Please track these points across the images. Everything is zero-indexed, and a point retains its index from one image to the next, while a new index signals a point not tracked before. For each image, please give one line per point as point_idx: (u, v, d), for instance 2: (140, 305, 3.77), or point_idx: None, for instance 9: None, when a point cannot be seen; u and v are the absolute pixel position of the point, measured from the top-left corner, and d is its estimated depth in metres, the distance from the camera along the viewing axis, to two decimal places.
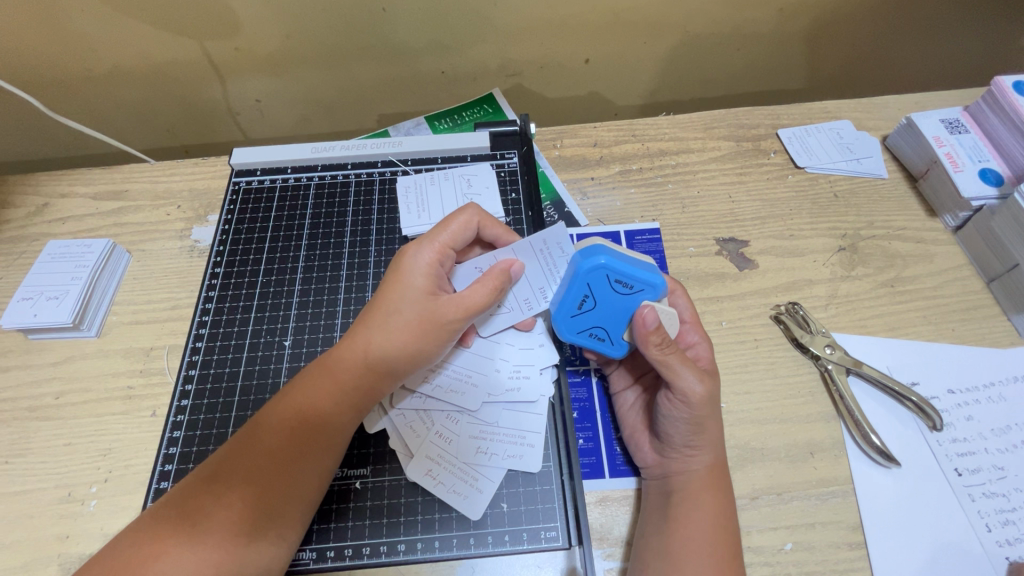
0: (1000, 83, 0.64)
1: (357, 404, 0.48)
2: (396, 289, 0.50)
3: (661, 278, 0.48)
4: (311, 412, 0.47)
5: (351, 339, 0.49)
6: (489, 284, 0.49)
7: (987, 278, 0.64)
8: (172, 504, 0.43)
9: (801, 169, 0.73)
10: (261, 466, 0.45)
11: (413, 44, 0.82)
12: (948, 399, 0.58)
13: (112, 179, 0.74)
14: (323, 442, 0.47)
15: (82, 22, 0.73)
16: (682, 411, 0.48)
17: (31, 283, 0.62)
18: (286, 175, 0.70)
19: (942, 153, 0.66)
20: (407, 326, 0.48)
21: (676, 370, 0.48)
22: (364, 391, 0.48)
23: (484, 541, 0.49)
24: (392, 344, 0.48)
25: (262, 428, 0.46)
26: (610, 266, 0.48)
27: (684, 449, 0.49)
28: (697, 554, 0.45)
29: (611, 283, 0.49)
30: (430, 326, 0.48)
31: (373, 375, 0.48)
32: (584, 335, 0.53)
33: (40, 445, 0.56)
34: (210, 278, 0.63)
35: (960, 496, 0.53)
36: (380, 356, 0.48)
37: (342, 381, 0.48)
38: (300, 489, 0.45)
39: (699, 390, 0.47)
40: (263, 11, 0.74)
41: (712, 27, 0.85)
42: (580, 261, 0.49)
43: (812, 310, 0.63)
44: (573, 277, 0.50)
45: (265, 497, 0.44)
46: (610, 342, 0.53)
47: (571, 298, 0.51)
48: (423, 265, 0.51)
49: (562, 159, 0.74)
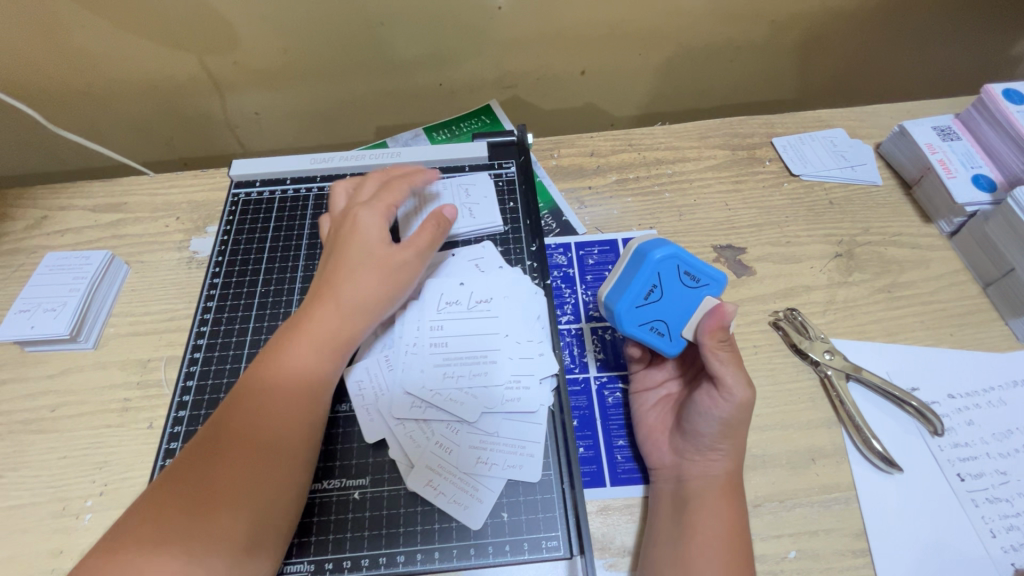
0: (990, 91, 0.65)
1: (332, 356, 0.51)
2: (353, 249, 0.55)
3: (724, 274, 0.51)
4: (287, 374, 0.48)
5: (320, 299, 0.52)
6: (424, 230, 0.58)
7: (983, 283, 0.65)
8: (147, 509, 0.42)
9: (796, 176, 0.74)
10: (244, 435, 0.45)
11: (411, 56, 0.83)
12: (949, 403, 0.58)
13: (111, 191, 0.75)
14: (303, 399, 0.48)
15: (83, 37, 0.74)
16: (722, 409, 0.48)
17: (29, 295, 0.62)
18: (285, 186, 0.70)
19: (935, 160, 0.67)
20: (372, 271, 0.54)
21: (726, 367, 0.49)
22: (337, 341, 0.51)
23: (485, 552, 0.48)
24: (359, 291, 0.53)
25: (235, 403, 0.47)
26: (681, 256, 0.49)
27: (708, 450, 0.49)
28: (707, 556, 0.45)
29: (681, 274, 0.50)
30: (390, 271, 0.54)
31: (345, 322, 0.52)
32: (645, 327, 0.52)
33: (35, 458, 0.56)
34: (208, 289, 0.63)
35: (964, 501, 0.52)
36: (351, 303, 0.52)
37: (314, 333, 0.51)
38: (290, 450, 0.46)
39: (744, 393, 0.48)
40: (263, 25, 0.75)
41: (705, 39, 0.86)
42: (654, 248, 0.49)
43: (810, 316, 0.64)
44: (644, 265, 0.50)
45: (255, 465, 0.44)
46: (668, 336, 0.52)
47: (639, 287, 0.50)
48: (370, 226, 0.57)
49: (560, 168, 0.75)
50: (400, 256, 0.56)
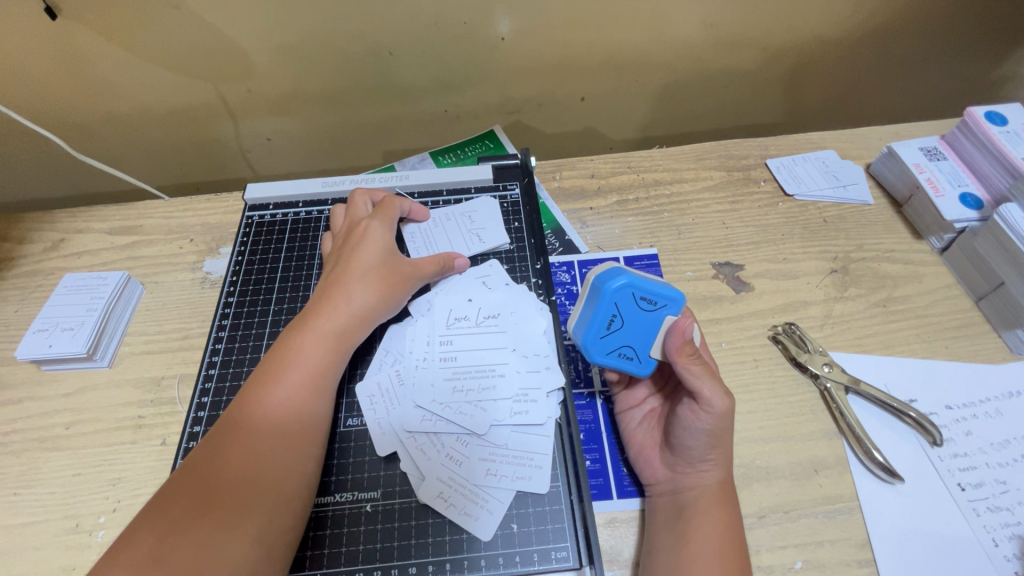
0: (972, 114, 0.68)
1: (337, 355, 0.53)
2: (355, 255, 0.59)
3: (679, 291, 0.51)
4: (295, 373, 0.50)
5: (326, 301, 0.55)
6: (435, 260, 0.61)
7: (976, 297, 0.67)
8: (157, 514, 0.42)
9: (791, 196, 0.76)
10: (257, 433, 0.47)
11: (418, 84, 0.86)
12: (947, 414, 0.59)
13: (127, 215, 0.77)
14: (311, 397, 0.50)
15: (106, 67, 0.77)
16: (705, 421, 0.49)
17: (48, 314, 0.63)
18: (298, 208, 0.72)
19: (923, 179, 0.70)
20: (375, 277, 0.57)
21: (702, 382, 0.49)
22: (343, 340, 0.54)
23: (495, 563, 0.49)
24: (364, 295, 0.56)
25: (243, 403, 0.48)
26: (633, 284, 0.50)
27: (698, 461, 0.50)
28: (705, 567, 0.46)
29: (637, 301, 0.51)
30: (391, 278, 0.58)
31: (349, 323, 0.55)
32: (614, 355, 0.53)
33: (50, 475, 0.56)
34: (223, 307, 0.65)
35: (965, 510, 0.53)
36: (355, 306, 0.55)
37: (320, 331, 0.53)
38: (300, 450, 0.48)
39: (723, 402, 0.49)
40: (277, 56, 0.78)
41: (699, 67, 0.90)
42: (605, 280, 0.50)
43: (808, 330, 0.65)
44: (600, 298, 0.51)
45: (268, 462, 0.46)
46: (638, 360, 0.54)
47: (600, 320, 0.52)
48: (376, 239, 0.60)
49: (562, 189, 0.78)
50: (400, 265, 0.60)
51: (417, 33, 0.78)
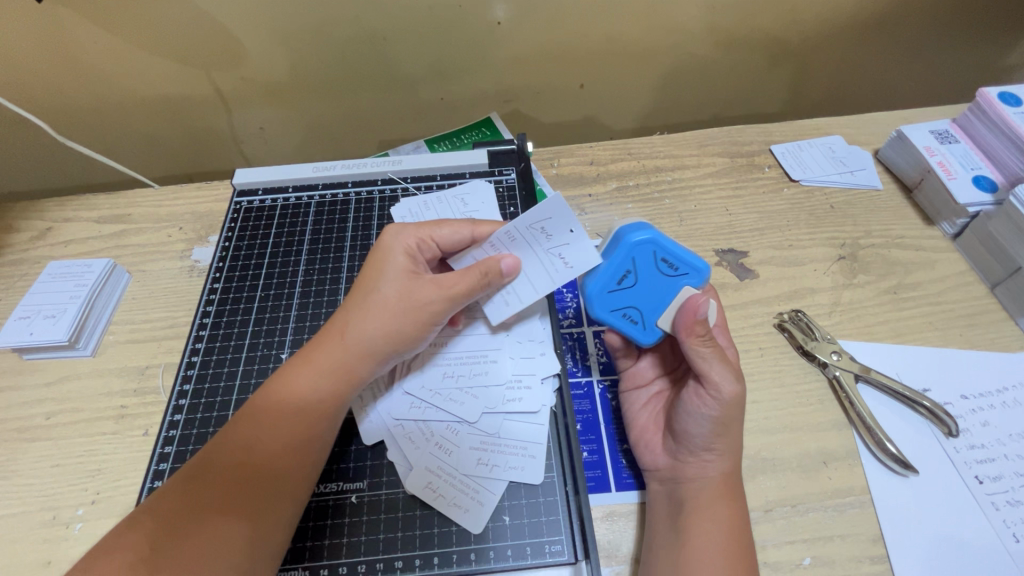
0: (985, 94, 0.66)
1: (340, 389, 0.47)
2: (375, 275, 0.51)
3: (706, 263, 0.50)
4: (307, 377, 0.47)
5: (329, 328, 0.49)
6: (470, 271, 0.49)
7: (990, 284, 0.64)
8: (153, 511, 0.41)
9: (796, 182, 0.74)
10: (260, 434, 0.44)
11: (414, 71, 0.84)
12: (962, 404, 0.56)
13: (115, 203, 0.75)
14: (305, 436, 0.46)
15: (95, 54, 0.76)
16: (711, 408, 0.47)
17: (30, 302, 0.62)
18: (287, 194, 0.71)
19: (935, 162, 0.67)
20: (389, 279, 0.50)
21: (711, 363, 0.47)
22: (345, 379, 0.47)
23: (486, 557, 0.46)
24: (373, 327, 0.48)
25: (253, 407, 0.46)
26: (657, 241, 0.49)
27: (701, 452, 0.47)
28: (706, 564, 0.43)
29: (657, 261, 0.50)
30: (412, 308, 0.49)
31: (353, 357, 0.48)
32: (618, 314, 0.52)
33: (27, 466, 0.55)
34: (208, 294, 0.63)
35: (984, 504, 0.50)
36: (359, 340, 0.48)
37: (320, 365, 0.47)
38: (307, 453, 0.46)
39: (731, 388, 0.46)
40: (268, 41, 0.77)
41: (701, 53, 0.88)
42: (628, 232, 0.50)
43: (815, 318, 0.63)
44: (618, 249, 0.50)
45: (267, 466, 0.44)
46: (642, 325, 0.52)
47: (612, 272, 0.50)
48: (404, 247, 0.52)
49: (560, 176, 0.76)
50: (431, 284, 0.50)
51: (411, 17, 0.76)
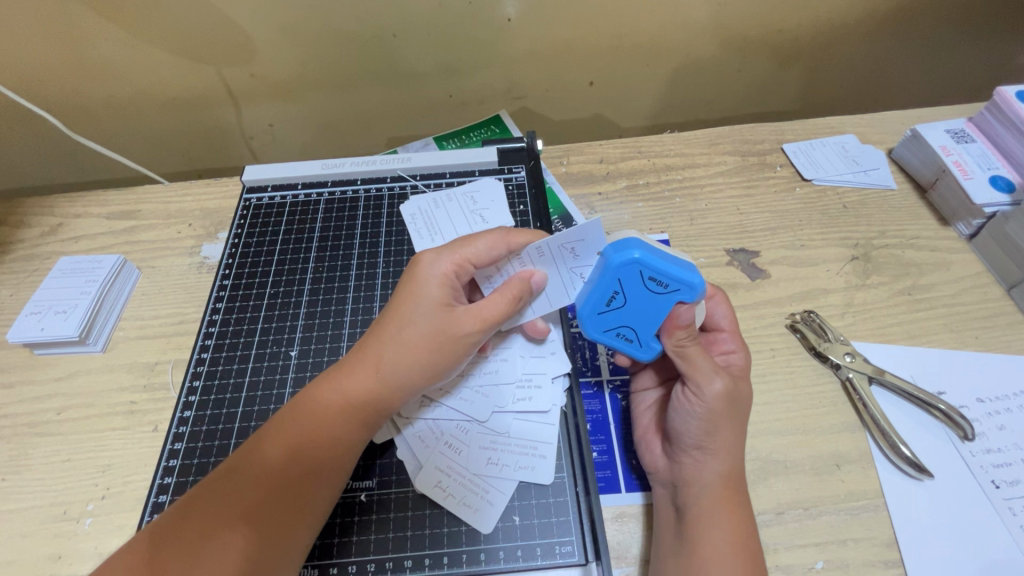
0: (1003, 93, 0.65)
1: (365, 421, 0.47)
2: (411, 301, 0.49)
3: (701, 279, 0.45)
4: (335, 405, 0.46)
5: (361, 356, 0.48)
6: (505, 293, 0.48)
7: (1007, 285, 0.63)
8: (174, 524, 0.41)
9: (809, 181, 0.73)
10: (285, 456, 0.44)
11: (423, 68, 0.84)
12: (978, 407, 0.55)
13: (125, 199, 0.75)
14: (332, 465, 0.45)
15: (106, 49, 0.76)
16: (696, 406, 0.47)
17: (42, 298, 0.62)
18: (297, 191, 0.71)
19: (951, 162, 0.66)
20: (422, 310, 0.48)
21: (694, 362, 0.47)
22: (375, 410, 0.47)
23: (495, 557, 0.46)
24: (407, 360, 0.47)
25: (282, 426, 0.45)
26: (644, 262, 0.45)
27: (695, 452, 0.47)
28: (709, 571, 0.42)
29: (645, 281, 0.46)
30: (446, 339, 0.47)
31: (383, 392, 0.47)
32: (612, 333, 0.50)
33: (38, 461, 0.55)
34: (218, 291, 0.63)
35: (1000, 509, 0.50)
36: (392, 372, 0.47)
37: (351, 397, 0.46)
38: (328, 484, 0.45)
39: (717, 386, 0.46)
40: (278, 37, 0.77)
41: (712, 51, 0.87)
42: (611, 254, 0.46)
43: (828, 319, 0.62)
44: (602, 271, 0.47)
45: (289, 492, 0.43)
46: (639, 343, 0.50)
47: (600, 292, 0.48)
48: (440, 275, 0.49)
49: (569, 175, 0.75)
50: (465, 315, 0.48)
51: (421, 14, 0.76)
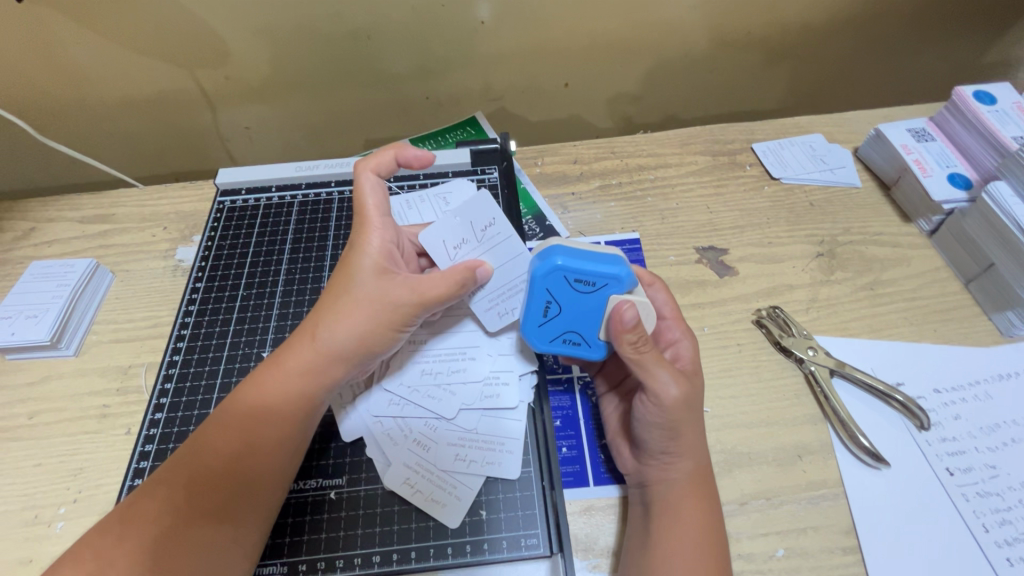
0: (960, 93, 0.67)
1: (310, 393, 0.47)
2: (346, 279, 0.49)
3: (625, 270, 0.47)
4: (278, 381, 0.47)
5: (303, 334, 0.49)
6: (450, 278, 0.49)
7: (965, 280, 0.65)
8: (121, 514, 0.42)
9: (777, 180, 0.75)
10: (228, 434, 0.45)
11: (399, 70, 0.85)
12: (935, 398, 0.57)
13: (99, 203, 0.75)
14: (276, 439, 0.45)
15: (78, 53, 0.76)
16: (656, 415, 0.47)
17: (12, 302, 0.62)
18: (271, 193, 0.71)
19: (912, 160, 0.68)
20: (356, 280, 0.49)
21: (652, 372, 0.46)
22: (317, 383, 0.47)
23: (462, 551, 0.47)
24: (344, 331, 0.47)
25: (226, 409, 0.46)
26: (564, 267, 0.47)
27: (660, 456, 0.47)
28: (680, 568, 0.43)
29: (572, 284, 0.48)
30: (386, 308, 0.48)
31: (326, 362, 0.47)
32: (558, 342, 0.51)
33: (8, 466, 0.55)
34: (191, 293, 0.63)
35: (955, 496, 0.51)
36: (331, 344, 0.47)
37: (293, 369, 0.47)
38: (277, 458, 0.45)
39: (673, 392, 0.46)
40: (251, 40, 0.77)
41: (684, 51, 0.89)
42: (536, 265, 0.47)
43: (793, 314, 0.63)
44: (533, 283, 0.48)
45: (234, 470, 0.44)
46: (586, 344, 0.51)
47: (535, 307, 0.49)
48: (375, 248, 0.51)
49: (543, 175, 0.76)
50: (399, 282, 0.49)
51: (395, 16, 0.77)
